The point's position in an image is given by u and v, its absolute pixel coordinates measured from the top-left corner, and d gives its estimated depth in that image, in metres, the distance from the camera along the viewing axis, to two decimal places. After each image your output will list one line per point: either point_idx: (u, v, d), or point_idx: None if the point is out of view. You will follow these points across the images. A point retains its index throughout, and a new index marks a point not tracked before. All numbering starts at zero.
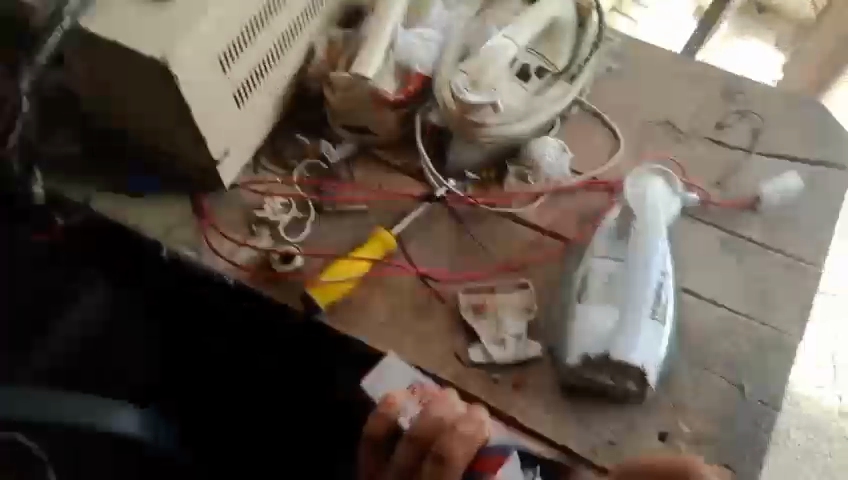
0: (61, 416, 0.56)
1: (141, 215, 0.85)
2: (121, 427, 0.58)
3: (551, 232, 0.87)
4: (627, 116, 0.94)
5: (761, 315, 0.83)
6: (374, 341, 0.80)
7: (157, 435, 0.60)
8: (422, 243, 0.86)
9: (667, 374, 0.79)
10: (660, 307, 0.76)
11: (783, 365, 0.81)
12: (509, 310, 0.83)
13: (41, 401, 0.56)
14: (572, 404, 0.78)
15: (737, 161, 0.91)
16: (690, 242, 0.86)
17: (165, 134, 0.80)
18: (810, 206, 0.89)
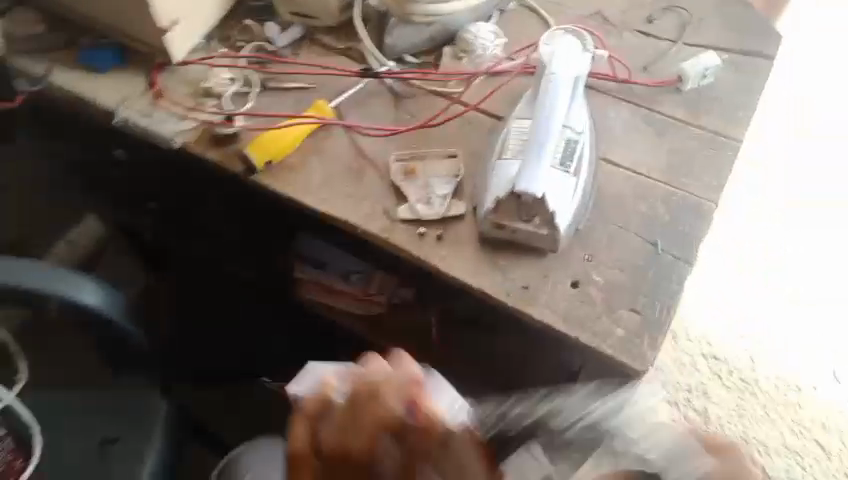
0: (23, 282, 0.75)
1: (98, 88, 0.92)
2: (84, 299, 0.76)
3: (478, 107, 0.92)
4: (560, 12, 1.01)
5: (678, 181, 0.87)
6: (307, 197, 0.86)
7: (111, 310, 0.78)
8: (359, 115, 0.92)
9: (583, 230, 0.83)
10: (568, 157, 0.80)
11: (697, 225, 0.84)
12: (437, 173, 0.87)
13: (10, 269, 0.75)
14: (490, 254, 0.82)
15: (664, 49, 0.96)
16: (613, 118, 0.91)
17: (119, 2, 0.89)
18: (732, 86, 0.93)
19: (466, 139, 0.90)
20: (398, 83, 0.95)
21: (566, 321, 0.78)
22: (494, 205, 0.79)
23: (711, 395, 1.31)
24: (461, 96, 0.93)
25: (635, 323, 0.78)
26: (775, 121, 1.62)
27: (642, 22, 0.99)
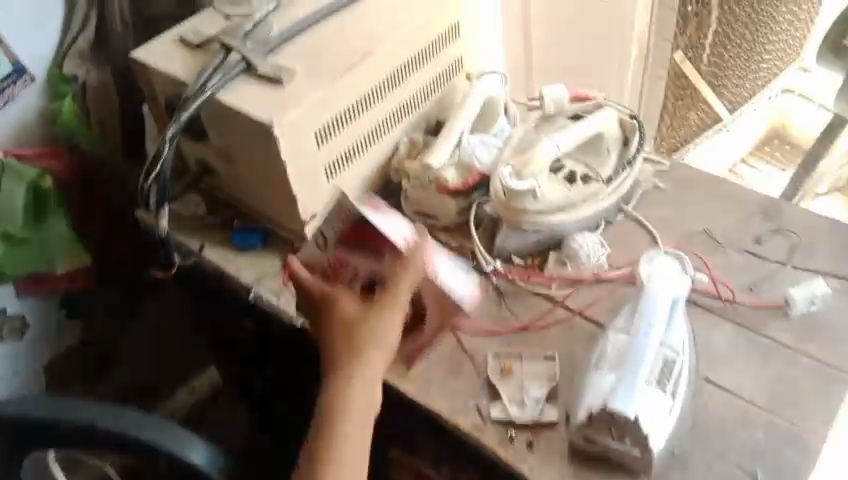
0: (143, 435, 0.88)
1: (239, 266, 1.06)
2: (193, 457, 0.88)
3: (583, 313, 0.96)
4: (668, 226, 1.04)
5: (784, 411, 0.84)
6: (408, 387, 0.91)
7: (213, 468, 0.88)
8: (464, 311, 0.98)
9: (678, 453, 0.82)
10: (664, 375, 0.81)
11: (803, 464, 0.80)
12: (533, 377, 0.90)
13: (134, 421, 0.89)
14: (580, 467, 0.82)
15: (772, 270, 0.97)
16: (715, 337, 0.91)
17: (270, 196, 1.03)
18: (845, 316, 0.91)
19: (564, 344, 0.93)
20: (503, 282, 1.00)
21: None
22: (587, 418, 0.79)
23: None
24: (564, 300, 0.97)
25: None
26: None
27: (751, 241, 1.00)
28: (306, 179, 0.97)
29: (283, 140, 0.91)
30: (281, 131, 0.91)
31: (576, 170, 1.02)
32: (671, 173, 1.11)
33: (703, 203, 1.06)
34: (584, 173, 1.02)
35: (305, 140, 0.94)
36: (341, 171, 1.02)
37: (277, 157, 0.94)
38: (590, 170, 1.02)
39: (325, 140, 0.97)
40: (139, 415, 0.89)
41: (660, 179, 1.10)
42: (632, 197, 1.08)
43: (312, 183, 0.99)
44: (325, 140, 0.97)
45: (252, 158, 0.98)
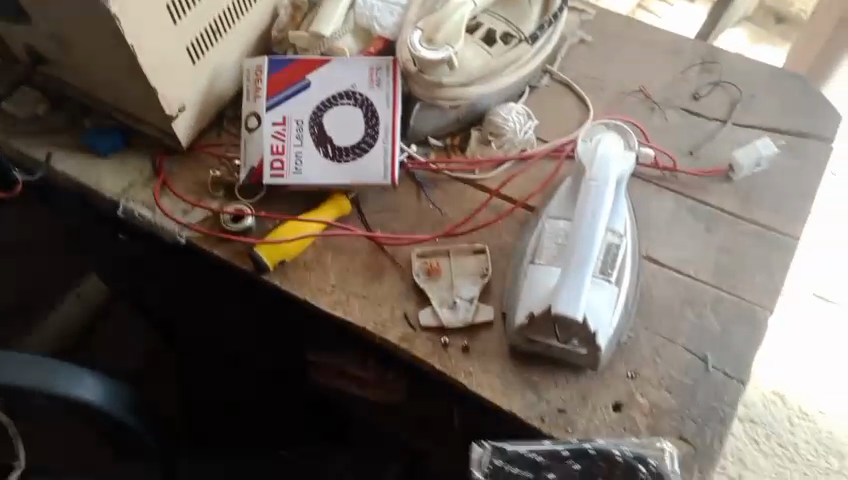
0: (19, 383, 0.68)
1: (99, 175, 0.87)
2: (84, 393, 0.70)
3: (525, 203, 0.84)
4: (597, 87, 0.93)
5: (730, 284, 0.79)
6: (322, 301, 0.79)
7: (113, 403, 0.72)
8: (379, 208, 0.85)
9: (624, 343, 0.75)
10: (607, 265, 0.74)
11: (752, 339, 0.76)
12: (463, 275, 0.80)
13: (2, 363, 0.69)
14: (521, 368, 0.74)
15: (712, 131, 0.88)
16: (655, 210, 0.84)
17: (124, 89, 0.83)
18: (788, 174, 0.85)
19: (495, 234, 0.83)
20: (422, 172, 0.87)
21: None
22: (527, 320, 0.72)
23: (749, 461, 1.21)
24: (498, 189, 0.86)
25: (683, 453, 0.70)
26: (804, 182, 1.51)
27: (688, 99, 0.91)
28: (167, 63, 0.78)
29: (122, 20, 0.71)
30: (119, 8, 0.70)
31: (494, 28, 0.87)
32: (598, 24, 0.98)
33: (634, 58, 0.95)
34: (504, 31, 0.87)
35: (153, 11, 0.74)
36: (209, 48, 0.83)
37: (120, 41, 0.74)
38: (511, 26, 0.88)
39: (183, 13, 0.77)
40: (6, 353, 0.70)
41: (586, 31, 0.98)
42: (557, 56, 0.95)
43: (175, 67, 0.80)
44: (182, 13, 0.77)
45: (90, 43, 0.78)
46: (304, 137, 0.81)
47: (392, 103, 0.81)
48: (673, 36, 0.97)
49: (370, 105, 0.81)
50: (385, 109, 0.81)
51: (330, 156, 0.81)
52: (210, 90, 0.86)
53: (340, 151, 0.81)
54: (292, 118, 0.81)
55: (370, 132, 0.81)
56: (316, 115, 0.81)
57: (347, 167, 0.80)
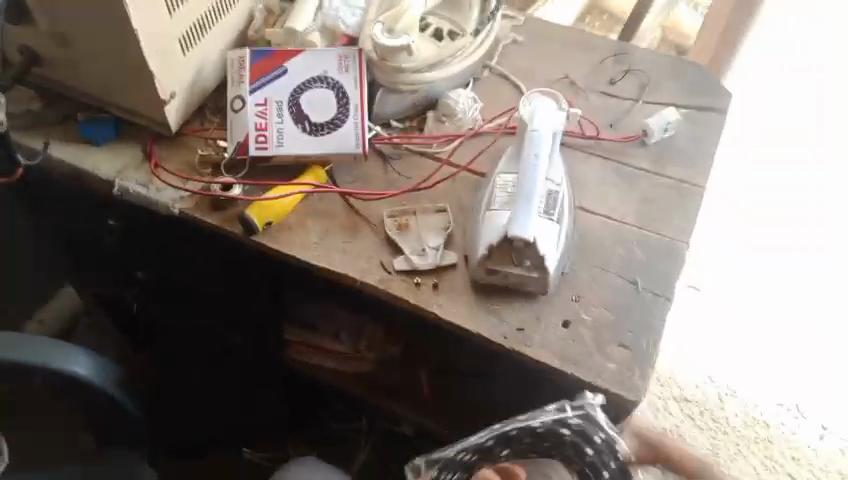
0: None
1: (94, 159, 0.96)
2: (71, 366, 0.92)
3: (469, 167, 0.98)
4: (530, 77, 1.09)
5: (653, 224, 0.94)
6: (307, 253, 0.90)
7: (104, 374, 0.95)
8: (352, 177, 0.97)
9: (568, 273, 0.89)
10: (552, 206, 0.87)
11: (674, 265, 0.90)
12: (428, 227, 0.92)
13: None
14: (485, 298, 0.86)
15: (627, 107, 1.05)
16: (587, 170, 0.99)
17: (119, 79, 0.94)
18: (692, 138, 1.02)
19: (454, 194, 0.96)
20: (387, 147, 1.00)
21: (561, 359, 0.82)
22: (487, 251, 0.85)
23: (685, 436, 1.46)
24: (449, 158, 0.99)
25: (625, 357, 0.83)
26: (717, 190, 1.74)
27: (605, 84, 1.09)
28: (163, 51, 0.90)
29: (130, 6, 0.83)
30: None
31: (441, 28, 1.03)
32: (527, 29, 1.16)
33: (559, 54, 1.12)
34: (449, 30, 1.03)
35: (154, 4, 0.86)
36: (196, 43, 0.95)
37: (125, 27, 0.85)
38: (455, 26, 1.04)
39: (176, 7, 0.89)
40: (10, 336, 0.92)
41: (518, 34, 1.15)
42: (495, 53, 1.11)
43: (169, 55, 0.91)
44: (176, 8, 0.89)
45: (93, 35, 0.89)
46: (284, 115, 0.93)
47: (360, 86, 0.95)
48: (590, 37, 1.15)
49: (341, 88, 0.94)
50: (352, 88, 0.95)
51: (307, 131, 0.93)
52: (196, 82, 0.98)
53: (316, 127, 0.93)
54: (272, 99, 0.94)
55: (341, 111, 0.94)
56: (294, 97, 0.94)
57: (323, 139, 0.93)
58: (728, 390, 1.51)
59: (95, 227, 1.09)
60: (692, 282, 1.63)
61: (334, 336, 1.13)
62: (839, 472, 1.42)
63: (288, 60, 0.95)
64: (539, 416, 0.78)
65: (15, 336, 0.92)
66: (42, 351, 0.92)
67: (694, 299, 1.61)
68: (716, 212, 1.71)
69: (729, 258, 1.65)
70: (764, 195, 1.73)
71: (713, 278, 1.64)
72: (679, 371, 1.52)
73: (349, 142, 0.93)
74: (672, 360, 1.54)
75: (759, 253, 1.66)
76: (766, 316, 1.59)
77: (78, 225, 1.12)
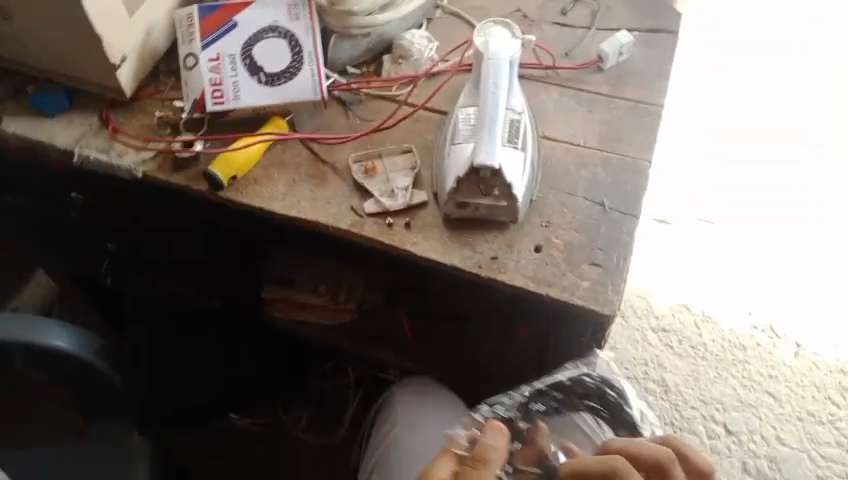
0: None
1: (50, 131, 0.94)
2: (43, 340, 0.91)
3: (424, 106, 0.98)
4: (482, 14, 1.09)
5: (615, 147, 0.95)
6: (276, 204, 0.90)
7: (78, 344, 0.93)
8: (314, 126, 0.97)
9: (537, 200, 0.90)
10: (515, 134, 0.87)
11: (638, 184, 0.92)
12: (395, 169, 0.93)
13: None
14: (459, 233, 0.87)
15: (581, 35, 1.06)
16: (546, 100, 1.00)
17: (67, 47, 0.92)
18: (646, 60, 1.03)
19: (417, 135, 0.96)
20: (345, 94, 1.00)
21: (536, 282, 0.84)
22: (456, 184, 0.85)
23: (666, 365, 1.49)
24: (406, 99, 0.99)
25: (597, 274, 0.85)
26: (672, 129, 1.78)
27: (557, 14, 1.09)
28: (110, 12, 0.88)
29: None
30: None
31: None
32: None
33: None
34: None
35: None
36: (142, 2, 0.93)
37: None
38: None
39: None
40: None
41: None
42: None
43: (117, 16, 0.90)
44: None
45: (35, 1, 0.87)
46: (238, 68, 0.93)
47: (313, 32, 0.94)
48: None
49: (293, 36, 0.94)
50: (304, 35, 0.94)
51: (264, 82, 0.92)
52: (147, 43, 0.96)
53: (272, 77, 0.93)
54: (225, 54, 0.93)
55: (296, 59, 0.93)
56: (246, 49, 0.93)
57: (279, 89, 0.92)
58: (705, 317, 1.54)
59: (58, 205, 1.09)
60: (655, 220, 1.66)
61: (312, 290, 1.13)
62: (814, 384, 1.47)
63: (236, 10, 0.95)
64: (562, 375, 0.83)
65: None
66: (22, 329, 0.90)
67: (658, 236, 1.64)
68: (669, 150, 1.75)
69: (686, 193, 1.69)
70: (710, 131, 1.78)
71: (677, 211, 1.67)
72: (655, 303, 1.56)
73: (305, 89, 0.93)
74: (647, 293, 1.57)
75: (716, 184, 1.71)
76: (732, 242, 1.63)
77: (42, 203, 1.10)
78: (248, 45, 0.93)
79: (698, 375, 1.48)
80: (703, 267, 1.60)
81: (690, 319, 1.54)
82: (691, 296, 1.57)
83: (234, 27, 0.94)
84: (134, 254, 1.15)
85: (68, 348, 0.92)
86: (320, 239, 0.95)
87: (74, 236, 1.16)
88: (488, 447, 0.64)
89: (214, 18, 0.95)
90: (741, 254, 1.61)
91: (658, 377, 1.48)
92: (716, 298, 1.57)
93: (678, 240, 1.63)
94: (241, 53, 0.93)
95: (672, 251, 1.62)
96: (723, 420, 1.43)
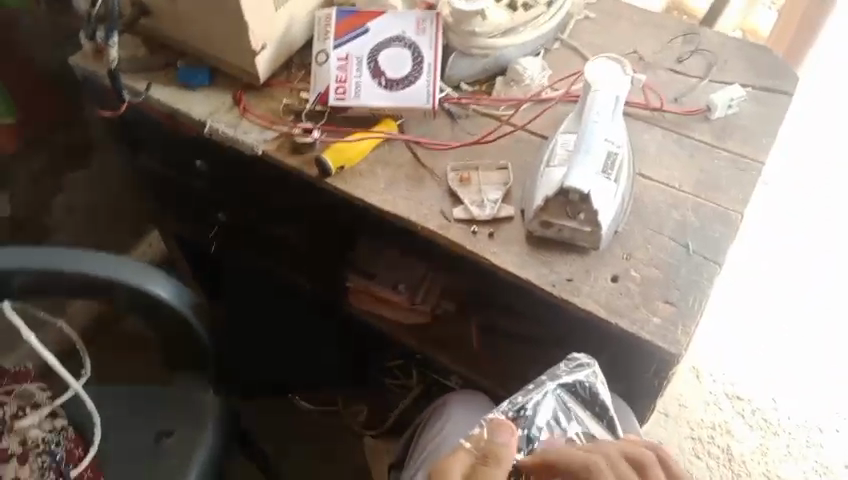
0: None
1: (190, 102, 1.05)
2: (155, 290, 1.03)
3: (527, 128, 1.03)
4: (599, 50, 1.13)
5: (708, 195, 0.96)
6: (374, 197, 0.96)
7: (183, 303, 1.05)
8: (421, 132, 1.03)
9: (621, 232, 0.92)
10: (610, 166, 0.90)
11: (726, 234, 0.93)
12: (489, 182, 0.98)
13: (27, 253, 0.99)
14: (539, 251, 0.91)
15: (694, 84, 1.08)
16: (647, 139, 1.02)
17: (217, 31, 1.03)
18: (754, 116, 1.04)
19: (516, 154, 1.01)
20: (454, 107, 1.06)
21: (606, 309, 0.86)
22: (543, 203, 0.88)
23: (734, 432, 1.47)
24: (507, 119, 1.04)
25: (670, 313, 0.86)
26: (780, 195, 1.73)
27: (673, 60, 1.12)
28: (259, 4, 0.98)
29: None
30: None
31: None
32: (600, 6, 1.19)
33: (628, 31, 1.16)
34: (524, 2, 1.07)
35: None
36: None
37: None
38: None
39: None
40: (95, 254, 1.01)
41: (590, 11, 1.19)
42: (567, 27, 1.16)
43: (264, 9, 1.00)
44: None
45: None
46: (363, 70, 1.01)
47: (435, 46, 1.01)
48: (661, 16, 1.18)
49: (417, 47, 1.01)
50: (427, 49, 1.01)
51: (383, 86, 1.00)
52: (286, 36, 1.06)
53: (391, 82, 1.00)
54: (353, 55, 1.01)
55: (416, 69, 1.01)
56: (373, 53, 1.01)
57: (398, 94, 1.00)
58: (774, 392, 1.51)
59: (182, 170, 1.20)
60: (736, 281, 1.63)
61: (392, 287, 1.19)
62: None
63: (370, 17, 1.03)
64: (558, 374, 0.84)
65: (113, 256, 1.02)
66: (131, 271, 1.02)
67: (736, 298, 1.61)
68: (773, 215, 1.70)
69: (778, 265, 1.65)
70: (820, 204, 1.72)
71: (766, 280, 1.63)
72: (725, 367, 1.54)
73: (421, 97, 1.00)
74: (719, 357, 1.55)
75: (814, 259, 1.65)
76: (816, 323, 1.59)
77: (168, 167, 1.22)
78: (375, 50, 1.01)
79: (766, 450, 1.45)
80: (783, 342, 1.57)
81: (759, 389, 1.51)
82: (764, 369, 1.53)
83: (366, 32, 1.02)
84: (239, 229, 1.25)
85: (167, 296, 1.03)
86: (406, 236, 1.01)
87: (190, 202, 1.28)
88: (496, 444, 0.73)
89: (348, 21, 1.03)
90: (824, 337, 1.57)
91: (719, 439, 1.47)
92: (788, 370, 1.53)
93: (762, 309, 1.60)
94: (367, 56, 1.01)
95: (754, 319, 1.59)
96: None
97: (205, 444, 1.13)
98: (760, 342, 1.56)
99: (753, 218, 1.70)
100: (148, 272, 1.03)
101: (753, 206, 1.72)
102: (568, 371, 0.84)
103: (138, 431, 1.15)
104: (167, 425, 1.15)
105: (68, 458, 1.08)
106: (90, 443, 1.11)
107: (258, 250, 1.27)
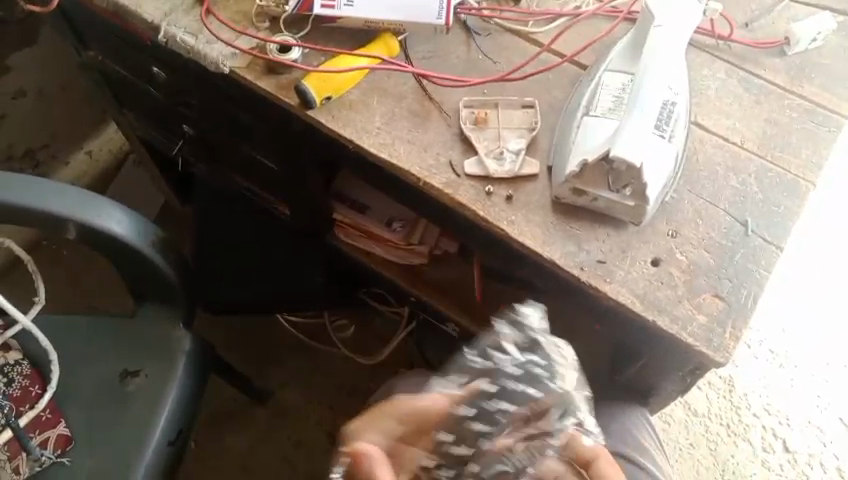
0: None
1: (140, 0, 0.84)
2: (103, 225, 0.82)
3: (573, 58, 0.84)
4: None
5: (778, 156, 0.79)
6: (366, 139, 0.78)
7: (138, 238, 0.84)
8: (429, 53, 0.84)
9: (667, 201, 0.76)
10: (667, 123, 0.72)
11: (795, 211, 0.76)
12: (510, 126, 0.79)
13: None
14: (567, 222, 0.75)
15: (771, 5, 0.88)
16: (706, 77, 0.83)
17: None
18: (842, 55, 0.85)
19: (544, 88, 0.82)
20: (472, 20, 0.86)
21: (643, 303, 0.71)
22: (579, 170, 0.71)
23: (739, 362, 1.37)
24: (550, 44, 0.84)
25: (718, 309, 0.71)
26: None
27: None
28: None
29: None
30: None
31: None
32: None
33: None
34: None
35: None
36: None
37: None
38: None
39: None
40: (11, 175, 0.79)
41: None
42: None
43: None
44: None
45: None
46: None
47: None
48: None
49: None
50: None
51: None
52: None
53: None
54: None
55: None
56: None
57: (404, 3, 0.80)
58: (810, 350, 1.38)
59: (137, 73, 0.99)
60: (804, 246, 1.45)
61: (385, 224, 1.02)
62: None
63: None
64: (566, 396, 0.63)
65: (57, 186, 0.80)
66: (77, 205, 0.80)
67: (799, 263, 1.44)
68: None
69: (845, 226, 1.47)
70: None
71: (829, 241, 1.45)
72: (760, 316, 1.40)
73: (429, 14, 0.80)
74: (759, 315, 1.40)
75: None
76: None
77: (121, 67, 1.02)
78: None
79: (772, 383, 1.35)
80: (836, 310, 1.41)
81: (812, 361, 1.37)
82: (805, 335, 1.39)
83: None
84: (206, 146, 1.08)
85: (124, 235, 0.83)
86: (396, 190, 0.83)
87: (151, 110, 1.08)
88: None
89: None
90: None
91: (722, 371, 1.36)
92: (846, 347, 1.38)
93: (819, 274, 1.43)
94: None
95: (808, 281, 1.42)
96: (785, 436, 1.31)
97: (174, 384, 0.91)
98: (818, 312, 1.40)
99: (831, 179, 1.51)
100: (75, 205, 0.80)
101: (831, 166, 1.52)
102: (550, 349, 0.64)
103: (95, 371, 0.92)
104: (133, 363, 0.92)
105: (18, 401, 0.86)
106: (48, 381, 0.89)
107: (232, 168, 1.10)
